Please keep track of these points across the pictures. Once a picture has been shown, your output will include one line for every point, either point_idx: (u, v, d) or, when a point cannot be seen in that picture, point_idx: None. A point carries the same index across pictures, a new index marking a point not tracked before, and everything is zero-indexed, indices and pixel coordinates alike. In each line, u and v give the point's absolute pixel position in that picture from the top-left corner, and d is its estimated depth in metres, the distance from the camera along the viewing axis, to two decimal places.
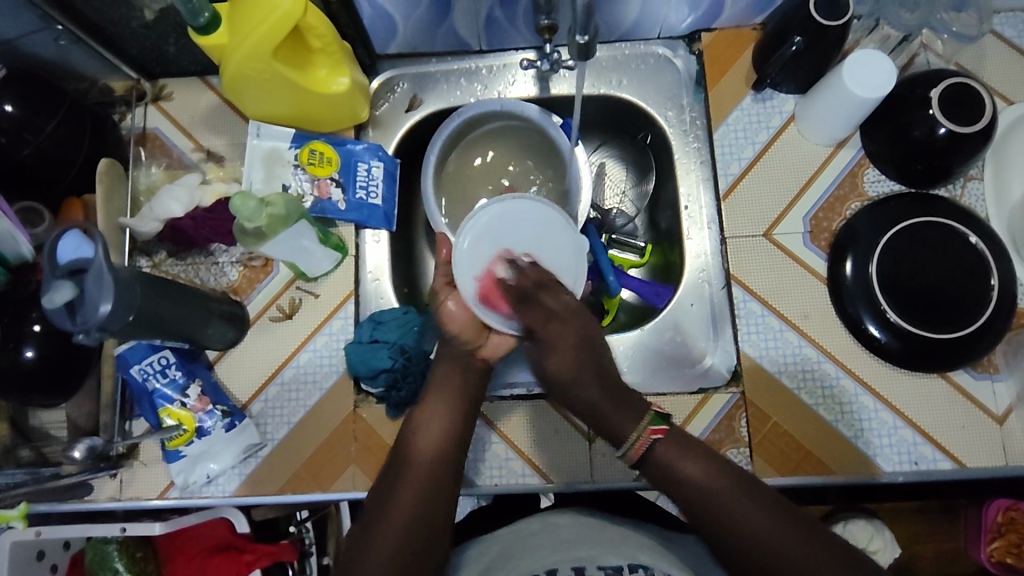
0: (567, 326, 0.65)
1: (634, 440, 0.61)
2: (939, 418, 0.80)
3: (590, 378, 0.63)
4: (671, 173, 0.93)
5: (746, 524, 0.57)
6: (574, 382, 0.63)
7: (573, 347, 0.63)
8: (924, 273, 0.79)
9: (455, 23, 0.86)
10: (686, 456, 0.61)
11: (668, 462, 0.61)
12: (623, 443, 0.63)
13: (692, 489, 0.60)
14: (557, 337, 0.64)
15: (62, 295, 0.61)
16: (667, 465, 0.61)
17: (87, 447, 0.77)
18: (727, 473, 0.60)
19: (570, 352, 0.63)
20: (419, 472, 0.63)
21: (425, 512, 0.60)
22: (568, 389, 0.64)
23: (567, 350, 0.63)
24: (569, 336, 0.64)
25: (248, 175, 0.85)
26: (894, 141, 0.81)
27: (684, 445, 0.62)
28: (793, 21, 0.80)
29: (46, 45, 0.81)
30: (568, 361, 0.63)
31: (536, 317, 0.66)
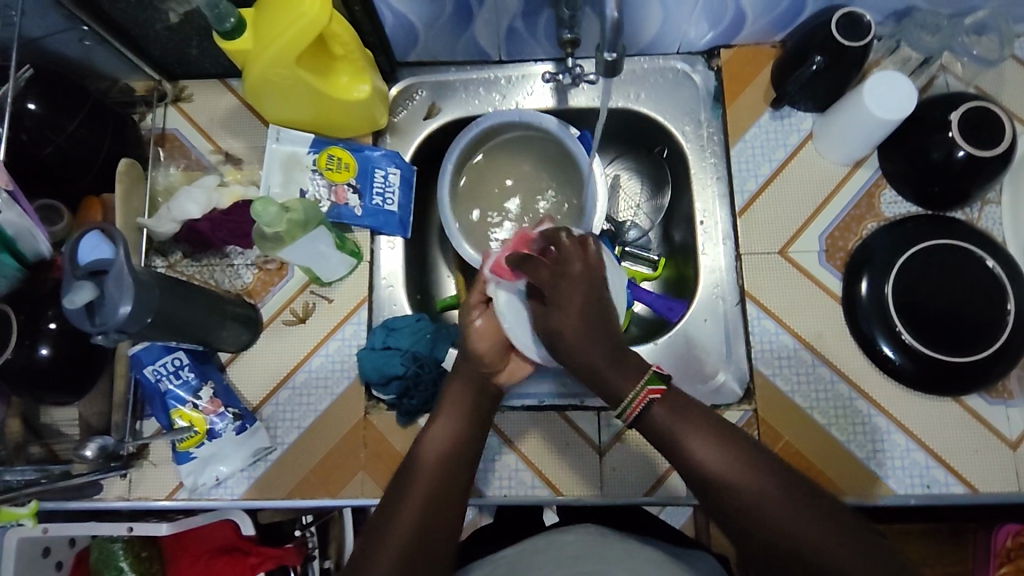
0: (578, 284, 0.65)
1: (630, 398, 0.59)
2: (952, 442, 0.80)
3: (595, 338, 0.62)
4: (687, 187, 0.93)
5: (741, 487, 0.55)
6: (581, 337, 0.63)
7: (582, 295, 0.64)
8: (940, 295, 0.79)
9: (476, 34, 0.87)
10: (689, 420, 0.58)
11: (668, 424, 0.58)
12: (619, 402, 0.60)
13: (688, 451, 0.57)
14: (569, 291, 0.65)
15: (83, 296, 0.60)
16: (665, 428, 0.58)
17: (99, 445, 0.76)
18: (732, 441, 0.57)
19: (577, 305, 0.64)
20: (427, 479, 0.63)
21: (434, 520, 0.60)
22: (571, 343, 0.63)
23: (575, 301, 0.64)
24: (578, 293, 0.65)
25: (266, 178, 0.86)
26: (912, 163, 0.81)
27: (679, 408, 0.59)
28: (814, 40, 0.80)
29: (70, 45, 0.81)
30: (576, 318, 0.64)
31: (546, 276, 0.67)
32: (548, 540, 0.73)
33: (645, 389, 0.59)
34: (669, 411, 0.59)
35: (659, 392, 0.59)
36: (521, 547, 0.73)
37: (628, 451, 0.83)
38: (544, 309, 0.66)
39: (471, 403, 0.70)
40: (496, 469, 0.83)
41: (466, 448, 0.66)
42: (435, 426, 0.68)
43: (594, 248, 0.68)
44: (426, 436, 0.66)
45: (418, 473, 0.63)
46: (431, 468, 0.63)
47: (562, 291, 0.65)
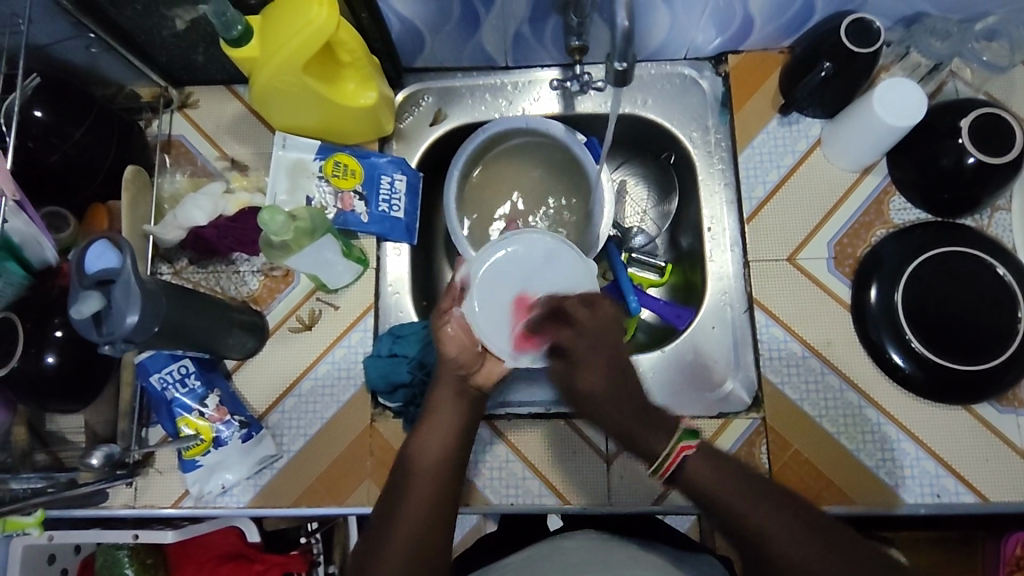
0: (603, 348, 0.68)
1: (666, 455, 0.61)
2: (962, 451, 0.79)
3: (619, 396, 0.66)
4: (694, 193, 0.92)
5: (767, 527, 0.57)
6: (608, 398, 0.66)
7: (606, 362, 0.67)
8: (950, 303, 0.79)
9: (483, 40, 0.86)
10: (719, 468, 0.61)
11: (700, 478, 0.61)
12: (655, 458, 0.63)
13: (716, 498, 0.60)
14: (590, 349, 0.67)
15: (90, 306, 0.60)
16: (701, 481, 0.60)
17: (105, 454, 0.74)
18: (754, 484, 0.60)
19: (601, 367, 0.67)
20: (421, 492, 0.62)
21: (428, 531, 0.60)
22: (597, 405, 0.67)
23: (598, 365, 0.67)
24: (599, 350, 0.67)
25: (272, 185, 0.85)
26: (922, 169, 0.81)
27: (717, 465, 0.61)
28: (823, 46, 0.79)
29: (77, 52, 0.81)
30: (600, 378, 0.66)
31: (568, 335, 0.69)
32: (553, 547, 0.72)
33: (680, 445, 0.62)
34: (707, 469, 0.61)
35: (692, 447, 0.62)
36: (525, 555, 0.72)
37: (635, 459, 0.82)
38: (568, 368, 0.68)
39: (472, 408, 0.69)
40: (502, 477, 0.82)
41: (457, 455, 0.66)
42: (423, 438, 0.67)
43: (604, 303, 0.70)
44: (417, 449, 0.66)
45: (411, 486, 0.63)
46: (422, 480, 0.63)
47: (584, 348, 0.67)
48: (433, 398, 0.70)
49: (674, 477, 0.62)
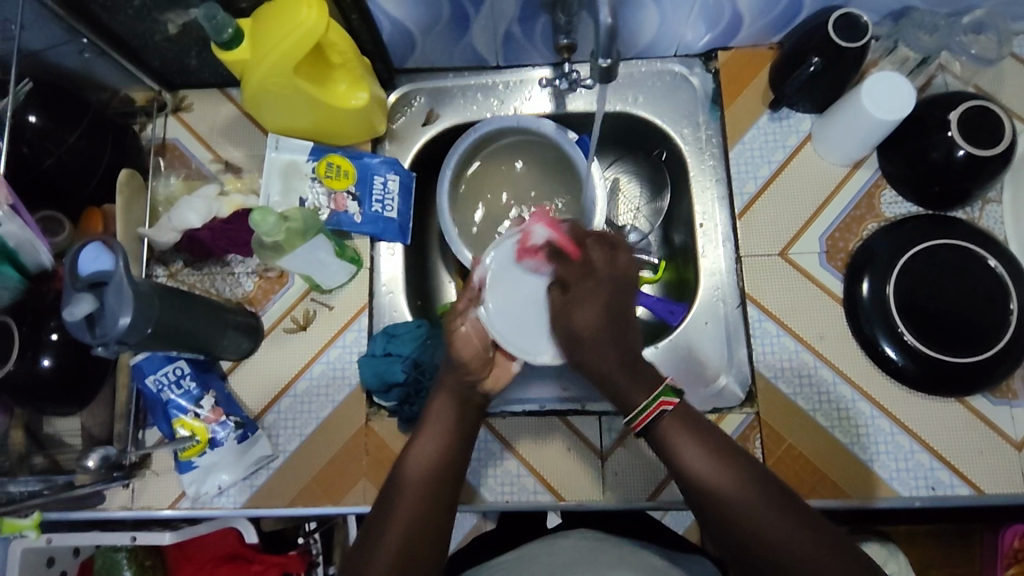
0: (600, 285, 0.66)
1: (643, 409, 0.60)
2: (956, 443, 0.79)
3: (607, 340, 0.63)
4: (686, 189, 0.93)
5: (735, 497, 0.57)
6: (595, 340, 0.63)
7: (601, 301, 0.65)
8: (942, 296, 0.79)
9: (473, 40, 0.87)
10: (695, 436, 0.60)
11: (675, 441, 0.60)
12: (629, 411, 0.62)
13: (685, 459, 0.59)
14: (593, 289, 0.66)
15: (83, 308, 0.60)
16: (671, 439, 0.60)
17: (101, 456, 0.77)
18: (727, 456, 0.59)
19: (594, 306, 0.65)
20: (412, 496, 0.62)
21: (421, 537, 0.60)
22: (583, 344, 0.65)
23: (592, 304, 0.65)
24: (602, 292, 0.65)
25: (266, 187, 0.86)
26: (913, 163, 0.81)
27: (690, 426, 0.61)
28: (811, 41, 0.80)
29: (70, 57, 0.82)
30: (595, 318, 0.64)
31: (574, 273, 0.68)
32: (547, 544, 0.72)
33: (660, 401, 0.61)
34: (679, 426, 0.60)
35: (672, 404, 0.61)
36: (520, 553, 0.73)
37: (630, 456, 0.83)
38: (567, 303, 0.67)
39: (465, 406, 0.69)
40: (498, 475, 0.83)
41: (456, 461, 0.65)
42: (420, 443, 0.66)
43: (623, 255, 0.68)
44: (410, 454, 0.65)
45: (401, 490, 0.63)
46: (415, 487, 0.63)
47: (588, 290, 0.66)
48: (431, 405, 0.68)
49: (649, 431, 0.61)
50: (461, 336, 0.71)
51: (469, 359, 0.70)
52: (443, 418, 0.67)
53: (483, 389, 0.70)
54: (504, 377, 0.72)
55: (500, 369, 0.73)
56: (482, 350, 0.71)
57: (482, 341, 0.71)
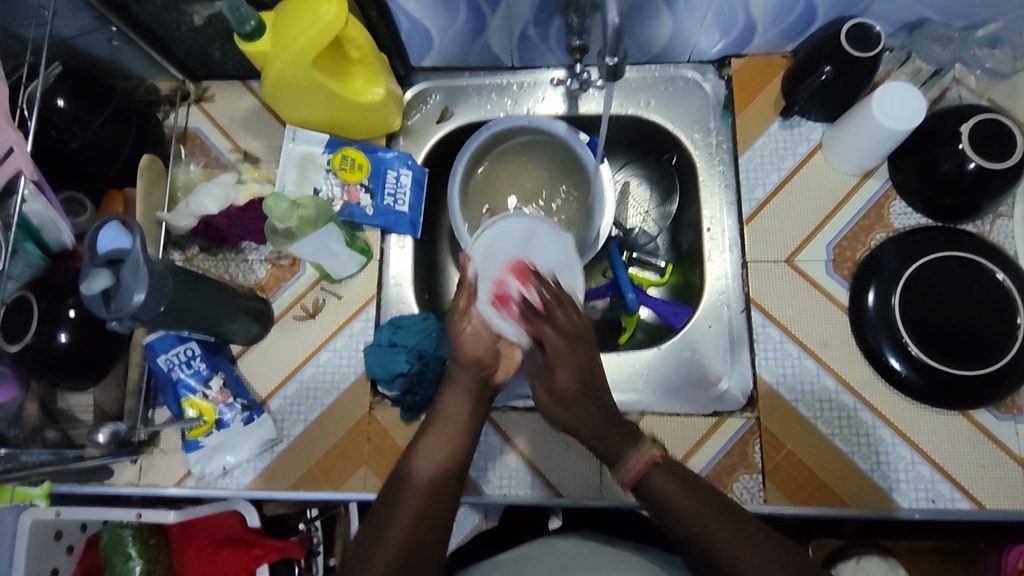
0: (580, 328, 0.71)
1: (635, 456, 0.65)
2: (959, 457, 0.79)
3: (589, 402, 0.68)
4: (695, 194, 0.93)
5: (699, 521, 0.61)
6: (577, 398, 0.68)
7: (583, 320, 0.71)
8: (948, 308, 0.78)
9: (489, 40, 0.88)
10: (683, 487, 0.64)
11: (654, 485, 0.64)
12: (619, 462, 0.67)
13: (675, 506, 0.63)
14: (565, 352, 0.69)
15: (100, 283, 0.63)
16: (661, 489, 0.64)
17: (112, 432, 0.78)
18: (719, 504, 0.63)
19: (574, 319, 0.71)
20: (412, 499, 0.63)
21: (424, 537, 0.62)
22: (569, 405, 0.69)
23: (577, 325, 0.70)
24: (573, 355, 0.69)
25: (282, 177, 0.88)
26: (922, 174, 0.81)
27: (678, 475, 0.65)
28: (823, 50, 0.80)
29: (99, 44, 0.85)
30: (572, 377, 0.69)
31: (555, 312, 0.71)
32: (546, 545, 0.73)
33: (649, 449, 0.66)
34: (668, 475, 0.64)
35: (658, 456, 0.65)
36: (519, 552, 0.73)
37: None
38: (545, 364, 0.71)
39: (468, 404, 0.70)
40: (498, 470, 0.83)
41: (458, 461, 0.67)
42: (424, 447, 0.67)
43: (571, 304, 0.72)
44: (416, 460, 0.66)
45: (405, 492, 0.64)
46: (422, 491, 0.63)
47: (563, 351, 0.69)
48: (444, 400, 0.70)
49: (637, 485, 0.65)
50: (471, 334, 0.72)
51: (475, 354, 0.71)
52: (451, 417, 0.69)
53: (493, 376, 0.72)
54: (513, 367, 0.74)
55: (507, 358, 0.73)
56: (492, 344, 0.72)
57: (491, 335, 0.73)
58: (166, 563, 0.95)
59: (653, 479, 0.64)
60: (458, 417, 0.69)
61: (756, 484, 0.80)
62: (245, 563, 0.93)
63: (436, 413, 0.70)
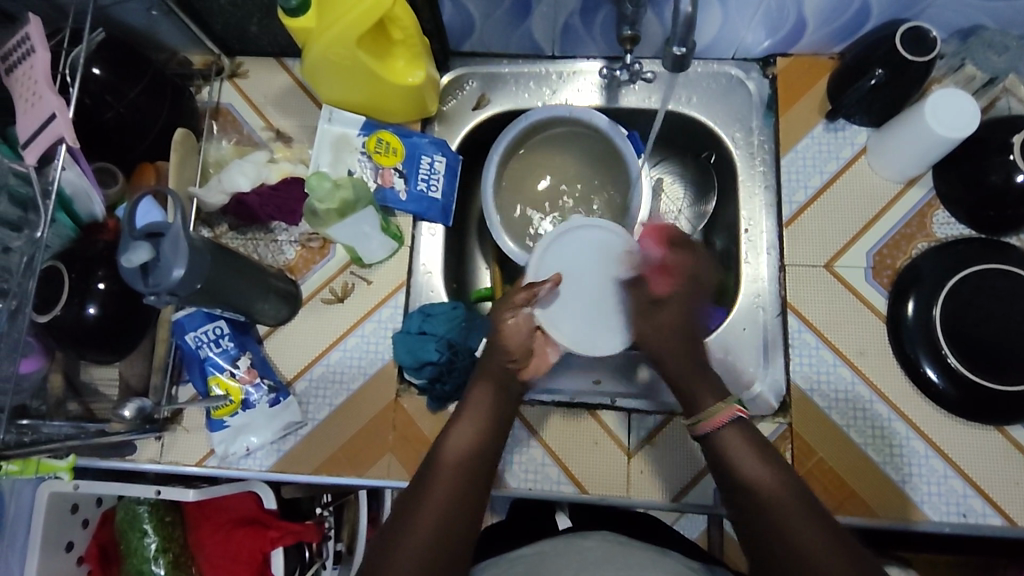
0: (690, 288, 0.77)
1: (713, 411, 0.65)
2: (992, 473, 0.77)
3: (678, 335, 0.74)
4: (733, 194, 0.92)
5: (774, 498, 0.59)
6: (670, 332, 0.74)
7: (683, 309, 0.76)
8: (991, 322, 0.77)
9: (532, 27, 0.87)
10: (750, 448, 0.63)
11: (725, 439, 0.64)
12: (695, 413, 0.68)
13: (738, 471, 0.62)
14: (672, 299, 0.76)
15: (140, 256, 0.61)
16: (728, 447, 0.64)
17: (137, 407, 0.76)
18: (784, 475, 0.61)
19: (678, 313, 0.75)
20: (448, 479, 0.62)
21: (457, 530, 0.59)
22: (661, 339, 0.74)
23: (675, 309, 0.76)
24: (679, 303, 0.76)
25: (316, 157, 0.86)
26: (968, 184, 0.80)
27: (752, 440, 0.64)
28: (876, 52, 0.78)
29: (137, 14, 0.83)
30: (674, 318, 0.75)
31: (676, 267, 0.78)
32: (569, 543, 0.71)
33: (731, 407, 0.66)
34: (742, 437, 0.64)
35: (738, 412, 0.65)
36: (540, 548, 0.70)
37: (657, 454, 0.82)
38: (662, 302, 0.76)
39: (504, 407, 0.70)
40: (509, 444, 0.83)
41: (489, 448, 0.66)
42: (458, 430, 0.67)
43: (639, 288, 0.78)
44: (447, 439, 0.66)
45: (442, 471, 0.63)
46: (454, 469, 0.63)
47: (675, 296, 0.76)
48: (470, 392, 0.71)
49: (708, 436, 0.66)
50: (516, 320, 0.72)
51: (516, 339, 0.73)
52: (484, 413, 0.69)
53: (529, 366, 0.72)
54: (542, 366, 0.76)
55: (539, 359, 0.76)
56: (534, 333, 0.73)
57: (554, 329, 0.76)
58: (181, 541, 0.95)
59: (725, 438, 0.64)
60: (482, 407, 0.69)
61: None
62: (260, 546, 0.92)
63: (465, 406, 0.70)
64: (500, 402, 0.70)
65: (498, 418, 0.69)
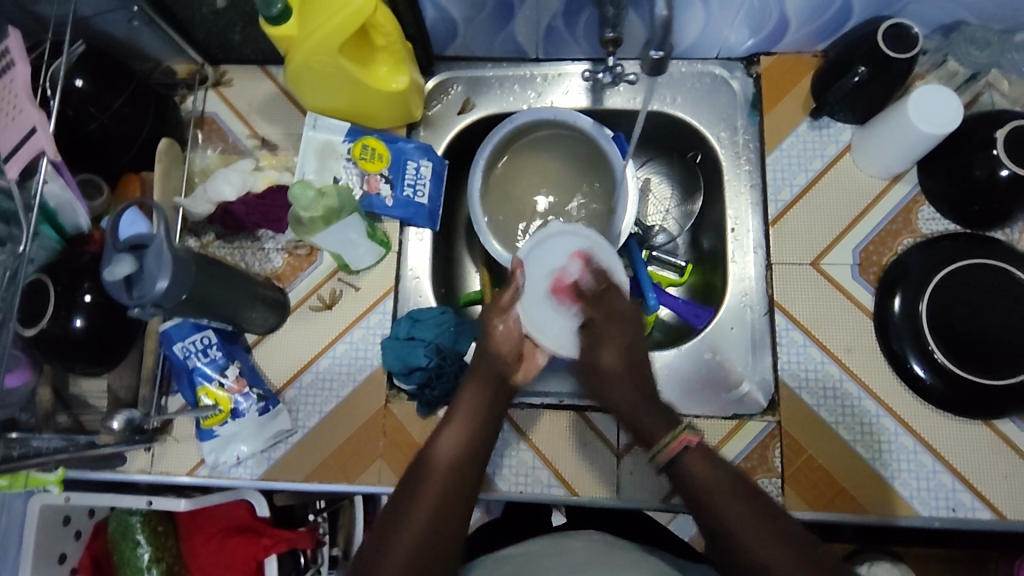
0: (625, 324, 0.73)
1: (668, 441, 0.62)
2: (980, 467, 0.78)
3: (629, 377, 0.69)
4: (719, 194, 0.92)
5: (740, 520, 0.56)
6: (621, 373, 0.69)
7: (623, 345, 0.71)
8: (978, 317, 0.77)
9: (516, 30, 0.87)
10: (714, 473, 0.59)
11: (687, 469, 0.60)
12: (655, 443, 0.63)
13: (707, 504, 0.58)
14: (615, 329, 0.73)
15: (122, 269, 0.61)
16: (692, 477, 0.60)
17: (126, 419, 0.76)
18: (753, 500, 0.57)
19: (621, 343, 0.71)
20: (436, 485, 0.62)
21: (446, 535, 0.59)
22: (611, 381, 0.69)
23: (615, 343, 0.71)
24: (624, 334, 0.72)
25: (302, 165, 0.87)
26: (952, 179, 0.80)
27: (713, 463, 0.60)
28: (858, 50, 0.79)
29: (118, 25, 0.83)
30: (618, 353, 0.71)
31: (606, 306, 0.75)
32: (556, 544, 0.71)
33: (683, 434, 0.62)
34: (705, 462, 0.60)
35: (694, 438, 0.61)
36: (528, 549, 0.70)
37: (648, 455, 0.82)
38: (596, 337, 0.72)
39: (497, 410, 0.70)
40: (499, 449, 0.83)
41: (480, 451, 0.66)
42: (448, 433, 0.67)
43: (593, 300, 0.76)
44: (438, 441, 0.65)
45: (430, 476, 0.62)
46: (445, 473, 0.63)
47: (612, 328, 0.73)
48: (462, 391, 0.71)
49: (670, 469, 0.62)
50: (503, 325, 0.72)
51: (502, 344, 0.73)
52: (475, 415, 0.68)
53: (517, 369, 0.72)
54: (532, 370, 0.76)
55: (528, 362, 0.76)
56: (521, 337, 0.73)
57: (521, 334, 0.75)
58: (174, 551, 0.95)
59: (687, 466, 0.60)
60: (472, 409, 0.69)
61: (775, 488, 0.79)
62: (254, 555, 0.92)
63: (452, 409, 0.69)
64: (493, 399, 0.70)
65: (486, 420, 0.68)
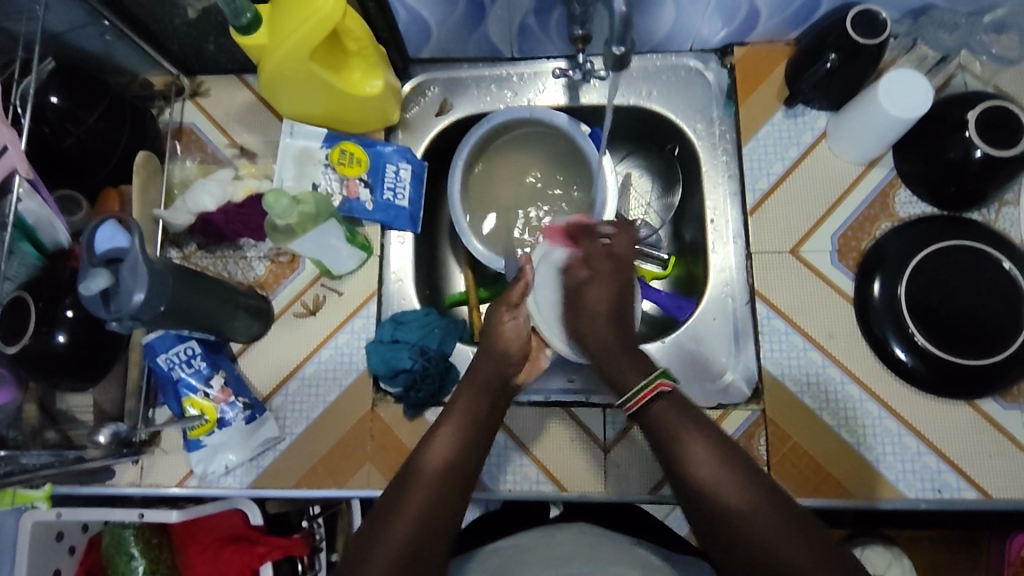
0: (615, 269, 0.69)
1: (638, 389, 0.60)
2: (965, 447, 0.78)
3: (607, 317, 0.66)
4: (698, 185, 0.92)
5: (712, 473, 0.56)
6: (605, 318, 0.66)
7: (612, 286, 0.68)
8: (956, 298, 0.77)
9: (488, 30, 0.87)
10: (686, 423, 0.59)
11: (660, 417, 0.59)
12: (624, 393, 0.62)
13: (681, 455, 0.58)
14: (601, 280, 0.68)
15: (99, 283, 0.61)
16: (662, 426, 0.59)
17: (113, 432, 0.77)
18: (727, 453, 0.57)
19: (611, 288, 0.68)
20: (422, 492, 0.61)
21: (428, 542, 0.59)
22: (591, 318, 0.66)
23: (604, 289, 0.68)
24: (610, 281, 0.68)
25: (281, 172, 0.87)
26: (927, 162, 0.80)
27: (685, 414, 0.59)
28: (829, 36, 0.79)
29: (92, 39, 0.83)
30: (603, 295, 0.67)
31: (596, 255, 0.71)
32: (543, 539, 0.71)
33: (657, 382, 0.60)
34: (675, 413, 0.59)
35: (669, 386, 0.60)
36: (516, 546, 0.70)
37: (635, 448, 0.82)
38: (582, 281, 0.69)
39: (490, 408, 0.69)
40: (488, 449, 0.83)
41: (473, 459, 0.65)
42: (441, 438, 0.65)
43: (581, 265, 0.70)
44: (430, 446, 0.64)
45: (416, 482, 0.62)
46: (431, 481, 0.62)
47: (604, 270, 0.69)
48: (456, 398, 0.69)
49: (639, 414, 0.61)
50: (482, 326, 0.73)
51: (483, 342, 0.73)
52: (468, 416, 0.67)
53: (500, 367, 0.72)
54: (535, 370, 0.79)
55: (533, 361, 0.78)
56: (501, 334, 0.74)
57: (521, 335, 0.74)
58: (169, 563, 0.95)
59: (657, 414, 0.59)
60: (466, 415, 0.67)
61: None
62: (248, 562, 0.92)
63: (446, 413, 0.68)
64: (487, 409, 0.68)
65: (478, 424, 0.67)
